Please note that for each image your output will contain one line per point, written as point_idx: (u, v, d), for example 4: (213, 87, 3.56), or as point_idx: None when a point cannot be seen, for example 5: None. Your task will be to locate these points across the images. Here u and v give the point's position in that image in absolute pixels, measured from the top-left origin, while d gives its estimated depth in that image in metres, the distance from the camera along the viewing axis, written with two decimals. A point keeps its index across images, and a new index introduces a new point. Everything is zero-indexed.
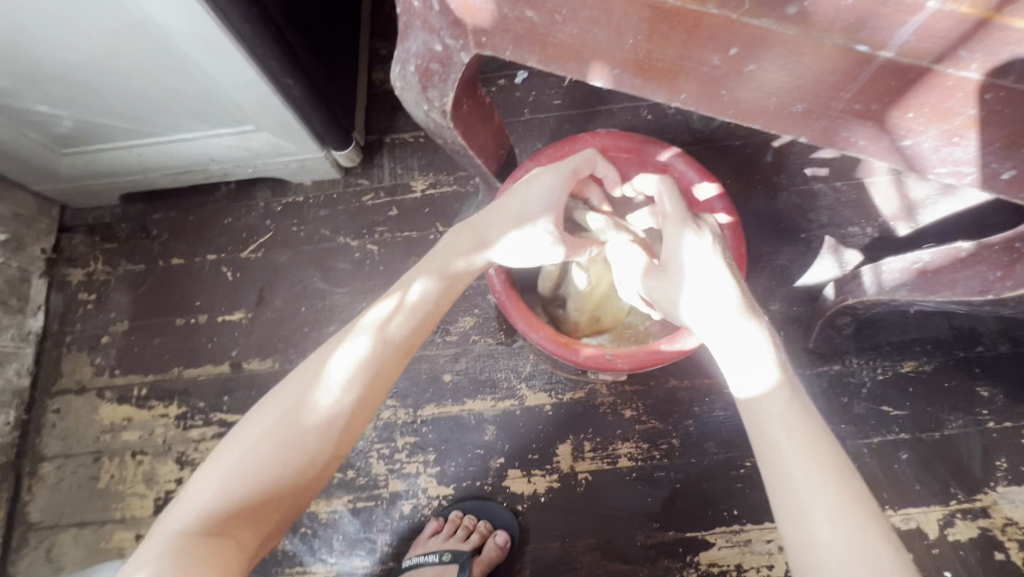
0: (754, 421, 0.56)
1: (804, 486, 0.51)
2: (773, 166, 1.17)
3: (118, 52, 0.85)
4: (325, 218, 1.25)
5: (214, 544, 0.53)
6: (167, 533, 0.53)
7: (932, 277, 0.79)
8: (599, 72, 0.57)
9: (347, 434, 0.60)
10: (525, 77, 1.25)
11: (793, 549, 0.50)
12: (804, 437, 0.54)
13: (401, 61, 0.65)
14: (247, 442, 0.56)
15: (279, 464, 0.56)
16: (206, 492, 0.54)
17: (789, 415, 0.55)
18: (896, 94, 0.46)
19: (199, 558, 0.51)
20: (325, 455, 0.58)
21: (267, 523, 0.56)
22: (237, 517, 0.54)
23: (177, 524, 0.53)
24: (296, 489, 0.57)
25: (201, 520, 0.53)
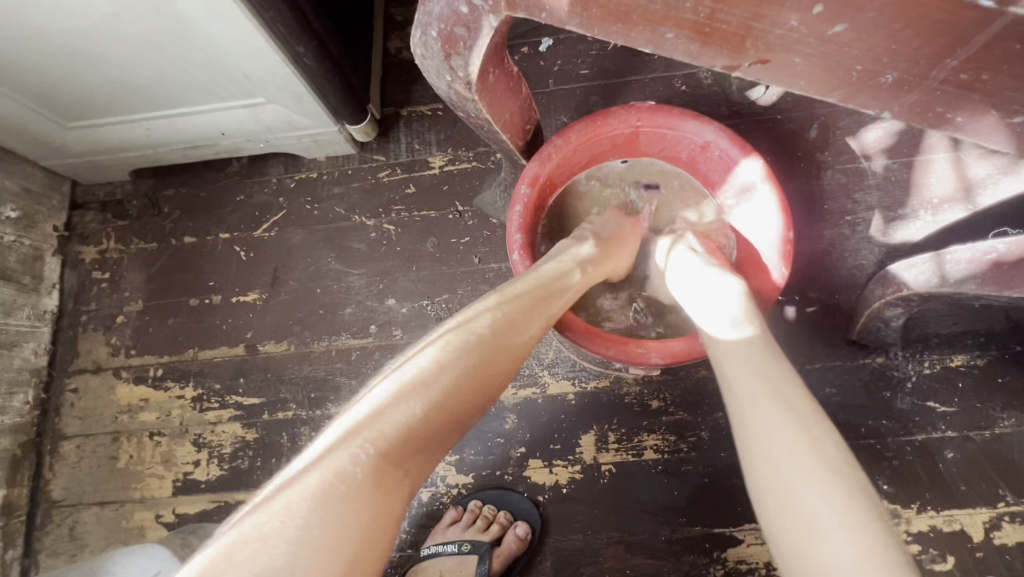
0: (738, 398, 0.57)
1: (784, 459, 0.50)
2: (818, 142, 1.08)
3: (121, 17, 0.79)
4: (339, 195, 1.20)
5: (395, 472, 0.49)
6: (343, 462, 0.47)
7: (1009, 269, 0.69)
8: (647, 35, 0.50)
9: (479, 400, 0.59)
10: (550, 45, 1.17)
11: (780, 525, 0.49)
12: (802, 428, 0.52)
13: (423, 25, 0.59)
14: (424, 376, 0.54)
15: (441, 411, 0.54)
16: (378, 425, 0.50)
17: (781, 398, 0.54)
18: (1014, 61, 0.40)
19: (384, 487, 0.47)
20: (466, 409, 0.58)
21: (420, 470, 0.53)
22: (413, 443, 0.51)
23: (342, 468, 0.46)
24: (442, 439, 0.56)
25: (378, 453, 0.48)
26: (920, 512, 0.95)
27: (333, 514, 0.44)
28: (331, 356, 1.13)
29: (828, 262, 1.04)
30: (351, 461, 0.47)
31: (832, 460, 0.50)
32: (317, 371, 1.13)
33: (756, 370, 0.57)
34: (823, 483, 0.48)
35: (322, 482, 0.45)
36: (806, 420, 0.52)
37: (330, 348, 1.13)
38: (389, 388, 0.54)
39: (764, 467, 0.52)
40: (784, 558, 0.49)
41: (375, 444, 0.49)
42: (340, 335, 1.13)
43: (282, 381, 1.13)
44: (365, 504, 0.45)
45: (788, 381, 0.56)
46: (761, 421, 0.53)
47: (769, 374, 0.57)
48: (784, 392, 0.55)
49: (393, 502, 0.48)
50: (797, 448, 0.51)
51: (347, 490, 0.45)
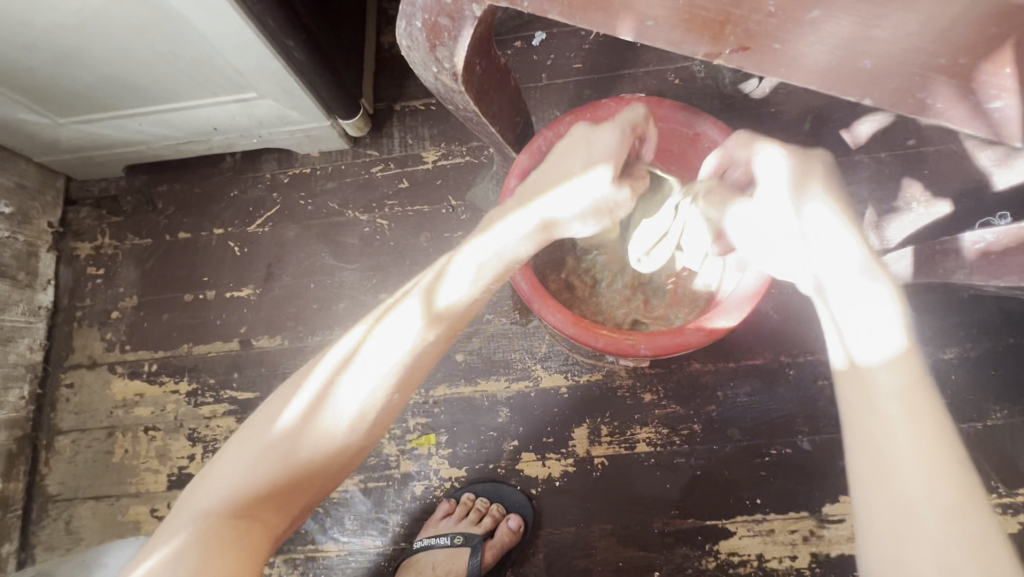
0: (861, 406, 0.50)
1: (908, 462, 0.46)
2: (811, 135, 1.08)
3: (111, 12, 0.79)
4: (333, 190, 1.20)
5: (240, 529, 0.52)
6: (193, 514, 0.53)
7: (997, 259, 0.69)
8: (630, 24, 0.51)
9: (370, 433, 0.60)
10: (543, 39, 1.17)
11: (881, 518, 0.46)
12: (935, 434, 0.47)
13: (407, 16, 0.59)
14: (260, 434, 0.57)
15: (311, 455, 0.56)
16: (236, 478, 0.55)
17: (919, 420, 0.48)
18: (991, 46, 0.40)
19: (224, 540, 0.51)
20: (352, 444, 0.59)
21: (288, 508, 0.57)
22: (260, 499, 0.54)
23: (199, 514, 0.53)
24: (323, 476, 0.58)
25: (232, 503, 0.53)
26: None
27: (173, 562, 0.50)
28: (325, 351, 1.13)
29: None
30: (204, 511, 0.53)
31: (964, 493, 0.45)
32: None
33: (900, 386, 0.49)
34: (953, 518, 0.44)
35: (180, 531, 0.52)
36: (945, 449, 0.46)
37: (324, 342, 1.13)
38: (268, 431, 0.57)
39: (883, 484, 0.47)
40: (876, 551, 0.46)
41: (229, 493, 0.54)
42: (334, 330, 1.14)
43: (276, 375, 1.13)
44: (217, 560, 0.50)
45: (934, 405, 0.48)
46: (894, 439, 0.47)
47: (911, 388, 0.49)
48: (921, 413, 0.48)
49: (247, 554, 0.52)
50: (933, 476, 0.45)
51: (196, 539, 0.51)
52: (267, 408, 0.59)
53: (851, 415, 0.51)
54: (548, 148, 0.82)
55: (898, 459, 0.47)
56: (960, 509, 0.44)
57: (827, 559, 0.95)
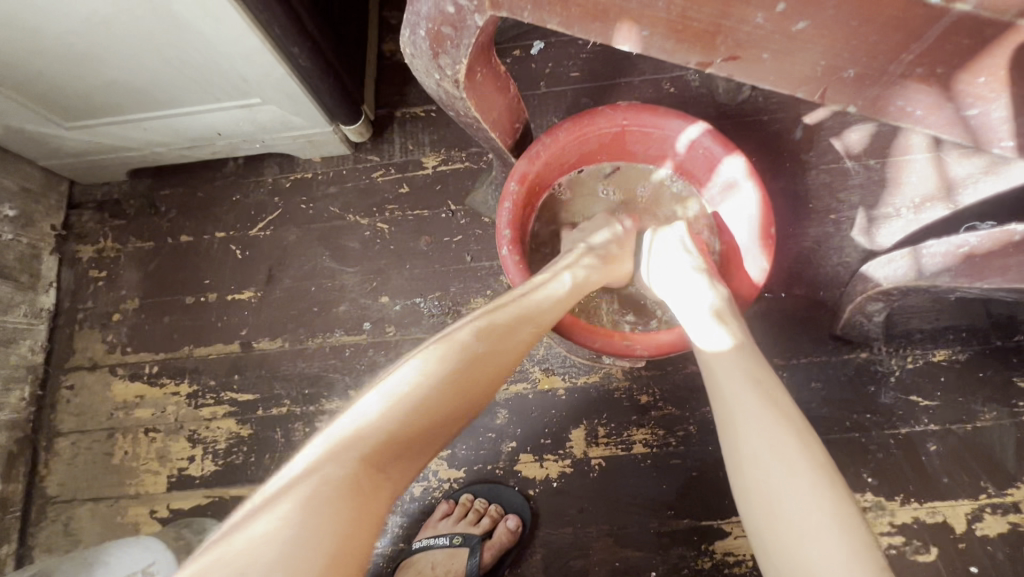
0: (727, 411, 0.61)
1: (761, 442, 0.57)
2: (803, 142, 1.10)
3: (120, 20, 0.81)
4: (334, 195, 1.22)
5: (369, 478, 0.49)
6: (355, 443, 0.50)
7: (980, 261, 0.72)
8: (626, 33, 0.53)
9: (501, 368, 0.63)
10: (541, 48, 1.19)
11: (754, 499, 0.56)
12: (778, 414, 0.59)
13: (411, 25, 0.61)
14: (383, 390, 0.56)
15: (449, 384, 0.58)
16: (380, 410, 0.53)
17: (768, 411, 0.59)
18: (965, 56, 0.43)
19: (360, 490, 0.48)
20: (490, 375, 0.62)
21: (428, 441, 0.55)
22: (391, 450, 0.52)
23: (329, 463, 0.48)
24: (462, 411, 0.58)
25: (365, 450, 0.50)
26: (903, 503, 0.97)
27: (331, 498, 0.46)
28: (325, 353, 1.14)
29: (813, 258, 1.06)
30: (336, 455, 0.49)
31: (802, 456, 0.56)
32: (311, 368, 1.14)
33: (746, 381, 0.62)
34: (807, 483, 0.54)
35: (316, 477, 0.47)
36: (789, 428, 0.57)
37: (324, 345, 1.15)
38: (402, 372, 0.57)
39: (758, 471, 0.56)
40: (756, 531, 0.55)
41: (374, 435, 0.51)
42: (334, 332, 1.15)
43: (277, 377, 1.14)
44: (348, 506, 0.46)
45: (778, 397, 0.60)
46: (754, 433, 0.58)
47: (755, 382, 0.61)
48: (770, 401, 0.60)
49: (370, 517, 0.48)
50: (789, 457, 0.55)
51: (340, 492, 0.47)
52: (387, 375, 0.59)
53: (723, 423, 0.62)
54: (545, 154, 0.84)
55: (750, 442, 0.57)
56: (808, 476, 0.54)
57: None
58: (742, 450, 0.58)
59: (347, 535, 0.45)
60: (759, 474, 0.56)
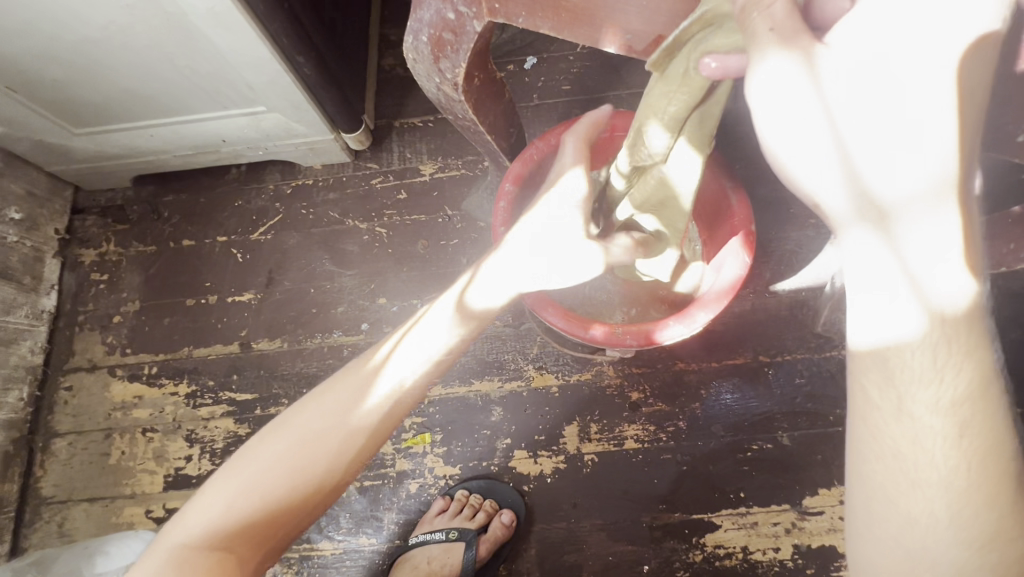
0: (883, 403, 0.42)
1: (926, 444, 0.41)
2: None
3: (136, 28, 0.86)
4: (334, 201, 1.26)
5: (213, 560, 0.54)
6: (223, 504, 0.56)
7: None
8: (611, 37, 0.58)
9: (376, 436, 0.62)
10: (534, 62, 1.25)
11: (887, 492, 0.43)
12: (971, 423, 0.40)
13: (414, 32, 0.66)
14: (250, 461, 0.58)
15: (321, 444, 0.59)
16: (260, 473, 0.57)
17: (957, 410, 0.40)
18: None
19: (198, 569, 0.53)
20: (358, 441, 0.60)
21: (308, 500, 0.58)
22: (239, 532, 0.55)
23: (208, 521, 0.55)
24: (333, 472, 0.59)
25: (209, 537, 0.55)
26: None
27: (193, 545, 0.54)
28: (323, 354, 1.16)
29: (796, 260, 1.11)
30: (191, 535, 0.55)
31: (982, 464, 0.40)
32: (309, 368, 1.16)
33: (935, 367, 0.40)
34: (970, 506, 0.41)
35: (163, 553, 0.54)
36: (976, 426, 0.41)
37: (323, 345, 1.17)
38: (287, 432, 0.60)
39: (896, 475, 0.43)
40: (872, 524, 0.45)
41: (243, 509, 0.56)
42: (333, 333, 1.17)
43: (275, 377, 1.16)
44: None
45: (983, 388, 0.40)
46: (919, 445, 0.41)
47: (942, 376, 0.40)
48: (976, 425, 0.40)
49: None
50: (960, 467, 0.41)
51: (169, 568, 0.53)
52: (294, 415, 0.61)
53: (870, 399, 0.43)
54: (539, 156, 0.89)
55: (916, 441, 0.41)
56: (978, 492, 0.41)
57: (809, 549, 0.99)
58: (879, 452, 0.43)
59: None
60: (901, 485, 0.43)
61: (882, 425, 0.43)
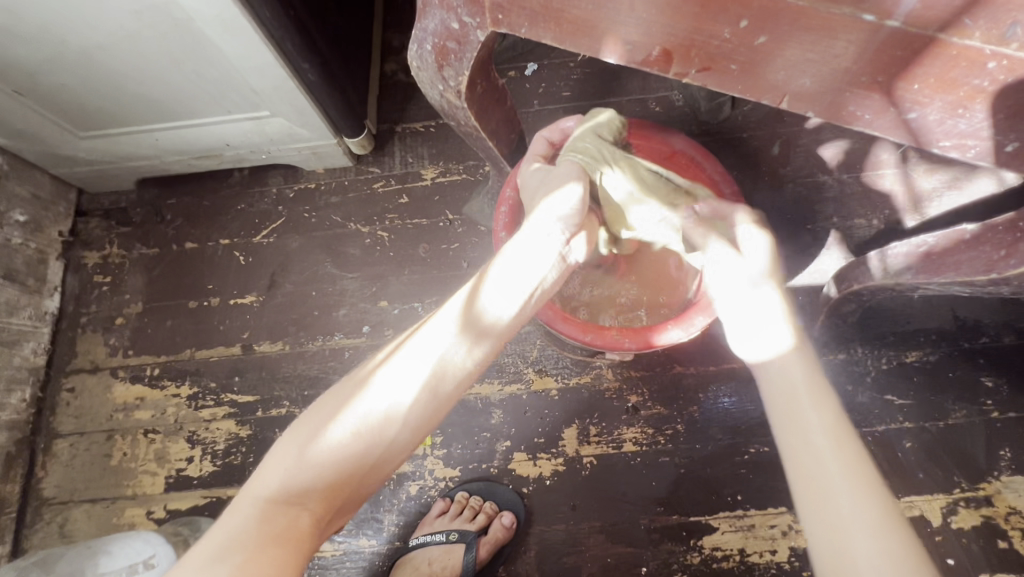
0: (790, 429, 0.58)
1: (810, 436, 0.57)
2: (780, 158, 1.18)
3: (144, 34, 0.87)
4: (336, 204, 1.27)
5: (289, 520, 0.51)
6: (250, 502, 0.52)
7: (936, 259, 0.75)
8: (611, 48, 0.59)
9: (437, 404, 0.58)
10: (535, 69, 1.27)
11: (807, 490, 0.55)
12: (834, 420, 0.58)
13: (418, 40, 0.67)
14: (321, 420, 0.56)
15: (355, 444, 0.54)
16: (288, 466, 0.53)
17: (823, 408, 0.58)
18: (901, 66, 0.49)
19: (276, 528, 0.50)
20: (425, 401, 0.57)
21: (338, 502, 0.54)
22: (314, 491, 0.53)
23: (237, 521, 0.51)
24: (363, 474, 0.55)
25: (288, 494, 0.52)
26: None
27: (217, 553, 0.48)
28: (325, 356, 1.17)
29: (792, 265, 1.12)
30: (265, 493, 0.52)
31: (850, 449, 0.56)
32: (311, 370, 1.17)
33: (809, 392, 0.59)
34: (857, 488, 0.53)
35: (236, 512, 0.52)
36: (851, 437, 0.57)
37: (324, 348, 1.18)
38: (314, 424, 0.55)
39: (822, 485, 0.54)
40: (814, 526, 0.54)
41: (318, 466, 0.53)
42: (334, 335, 1.18)
43: (277, 379, 1.17)
44: (267, 544, 0.49)
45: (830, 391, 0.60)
46: (822, 455, 0.56)
47: (815, 400, 0.59)
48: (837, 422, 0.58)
49: (281, 546, 0.49)
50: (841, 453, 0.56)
51: (252, 524, 0.50)
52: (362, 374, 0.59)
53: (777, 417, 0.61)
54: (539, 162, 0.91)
55: (806, 436, 0.57)
56: (862, 475, 0.54)
57: (806, 552, 1.00)
58: (794, 452, 0.57)
59: (258, 562, 0.47)
60: (814, 478, 0.55)
61: (794, 444, 0.57)
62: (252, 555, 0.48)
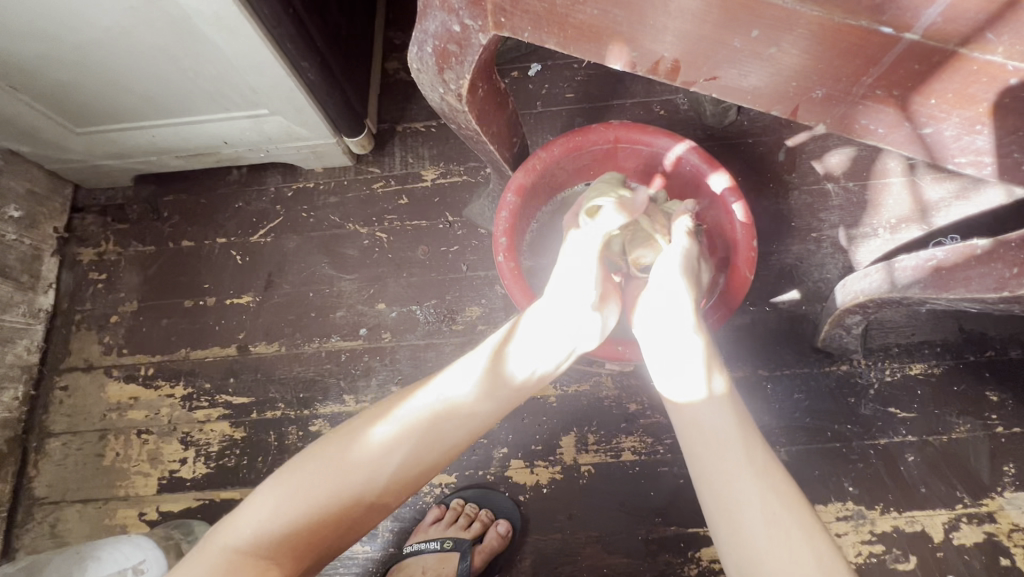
0: (702, 451, 0.63)
1: (721, 451, 0.62)
2: (786, 164, 1.16)
3: (139, 30, 0.86)
4: (335, 204, 1.26)
5: (257, 571, 0.53)
6: (221, 550, 0.54)
7: (946, 274, 0.73)
8: (617, 54, 0.58)
9: (416, 469, 0.60)
10: (539, 70, 1.25)
11: (721, 504, 0.59)
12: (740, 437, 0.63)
13: (419, 42, 0.65)
14: (302, 472, 0.58)
15: (327, 507, 0.56)
16: (261, 520, 0.55)
17: (730, 427, 0.64)
18: (918, 80, 0.48)
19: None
20: (407, 469, 0.60)
21: (308, 557, 0.57)
22: (283, 545, 0.55)
23: (205, 569, 0.53)
24: (337, 530, 0.57)
25: (260, 546, 0.54)
26: (883, 513, 0.99)
27: None
28: (321, 358, 1.16)
29: (796, 274, 1.11)
30: (238, 543, 0.54)
31: (756, 458, 0.61)
32: (307, 372, 1.15)
33: (715, 408, 0.65)
34: (763, 492, 0.58)
35: (210, 559, 0.54)
36: (753, 441, 0.63)
37: (321, 350, 1.16)
38: (292, 479, 0.57)
39: (728, 495, 0.59)
40: (727, 543, 0.58)
41: (294, 519, 0.55)
42: (331, 338, 1.17)
43: (272, 381, 1.15)
44: None
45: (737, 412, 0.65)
46: (732, 471, 0.60)
47: (721, 413, 0.65)
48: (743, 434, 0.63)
49: None
50: (751, 467, 0.60)
51: (219, 575, 0.53)
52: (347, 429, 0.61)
53: (688, 446, 0.65)
54: (541, 167, 0.89)
55: (717, 453, 0.62)
56: (767, 480, 0.59)
57: None
58: (705, 472, 0.62)
59: None
60: (729, 488, 0.60)
61: (705, 462, 0.62)
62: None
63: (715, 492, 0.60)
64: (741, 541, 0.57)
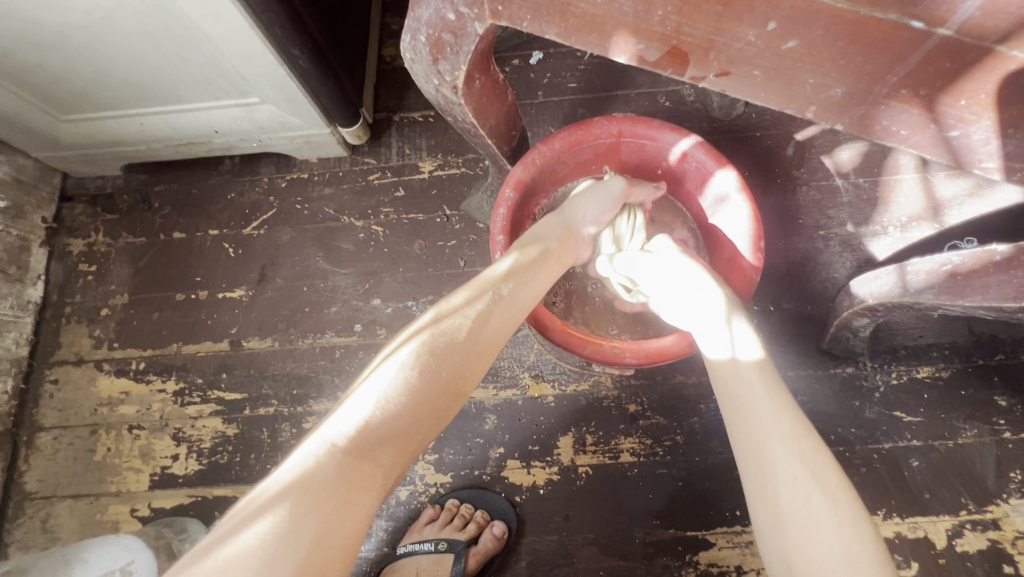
0: (741, 415, 0.60)
1: (762, 418, 0.59)
2: (795, 159, 1.12)
3: (123, 15, 0.82)
4: (330, 196, 1.22)
5: (367, 463, 0.52)
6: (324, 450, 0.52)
7: (962, 279, 0.71)
8: (621, 46, 0.54)
9: (487, 347, 0.64)
10: (540, 58, 1.21)
11: (755, 472, 0.57)
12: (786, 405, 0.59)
13: (412, 30, 0.61)
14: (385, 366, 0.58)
15: (424, 401, 0.57)
16: (357, 413, 0.54)
17: (773, 397, 0.60)
18: (948, 79, 0.45)
19: (354, 470, 0.51)
20: (481, 346, 0.63)
21: (411, 446, 0.56)
22: (388, 434, 0.54)
23: (314, 469, 0.50)
24: (431, 414, 0.58)
25: (365, 436, 0.53)
26: (885, 518, 0.97)
27: (305, 501, 0.47)
28: (314, 354, 1.14)
29: (802, 273, 1.08)
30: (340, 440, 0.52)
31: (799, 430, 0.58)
32: (300, 368, 1.13)
33: (760, 390, 0.61)
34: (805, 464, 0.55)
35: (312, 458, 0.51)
36: (797, 417, 0.59)
37: (314, 346, 1.14)
38: (381, 379, 0.56)
39: (758, 458, 0.57)
40: (759, 509, 0.56)
41: (392, 405, 0.55)
42: (325, 334, 1.15)
43: (265, 377, 1.13)
44: (347, 484, 0.50)
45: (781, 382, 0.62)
46: (769, 439, 0.57)
47: (767, 390, 0.60)
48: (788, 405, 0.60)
49: (361, 490, 0.50)
50: (795, 439, 0.57)
51: (332, 469, 0.50)
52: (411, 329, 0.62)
53: (729, 408, 0.63)
54: (541, 162, 0.85)
55: (758, 419, 0.59)
56: (810, 451, 0.56)
57: None
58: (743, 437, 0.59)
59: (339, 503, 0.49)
60: (763, 457, 0.57)
61: (749, 447, 0.58)
62: (336, 505, 0.48)
63: (750, 455, 0.58)
64: (774, 509, 0.54)
